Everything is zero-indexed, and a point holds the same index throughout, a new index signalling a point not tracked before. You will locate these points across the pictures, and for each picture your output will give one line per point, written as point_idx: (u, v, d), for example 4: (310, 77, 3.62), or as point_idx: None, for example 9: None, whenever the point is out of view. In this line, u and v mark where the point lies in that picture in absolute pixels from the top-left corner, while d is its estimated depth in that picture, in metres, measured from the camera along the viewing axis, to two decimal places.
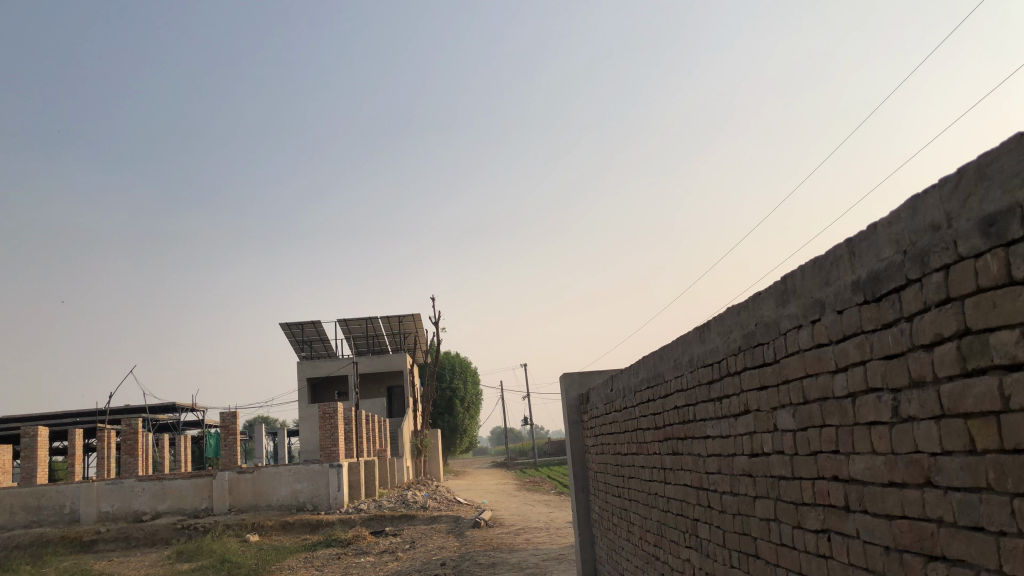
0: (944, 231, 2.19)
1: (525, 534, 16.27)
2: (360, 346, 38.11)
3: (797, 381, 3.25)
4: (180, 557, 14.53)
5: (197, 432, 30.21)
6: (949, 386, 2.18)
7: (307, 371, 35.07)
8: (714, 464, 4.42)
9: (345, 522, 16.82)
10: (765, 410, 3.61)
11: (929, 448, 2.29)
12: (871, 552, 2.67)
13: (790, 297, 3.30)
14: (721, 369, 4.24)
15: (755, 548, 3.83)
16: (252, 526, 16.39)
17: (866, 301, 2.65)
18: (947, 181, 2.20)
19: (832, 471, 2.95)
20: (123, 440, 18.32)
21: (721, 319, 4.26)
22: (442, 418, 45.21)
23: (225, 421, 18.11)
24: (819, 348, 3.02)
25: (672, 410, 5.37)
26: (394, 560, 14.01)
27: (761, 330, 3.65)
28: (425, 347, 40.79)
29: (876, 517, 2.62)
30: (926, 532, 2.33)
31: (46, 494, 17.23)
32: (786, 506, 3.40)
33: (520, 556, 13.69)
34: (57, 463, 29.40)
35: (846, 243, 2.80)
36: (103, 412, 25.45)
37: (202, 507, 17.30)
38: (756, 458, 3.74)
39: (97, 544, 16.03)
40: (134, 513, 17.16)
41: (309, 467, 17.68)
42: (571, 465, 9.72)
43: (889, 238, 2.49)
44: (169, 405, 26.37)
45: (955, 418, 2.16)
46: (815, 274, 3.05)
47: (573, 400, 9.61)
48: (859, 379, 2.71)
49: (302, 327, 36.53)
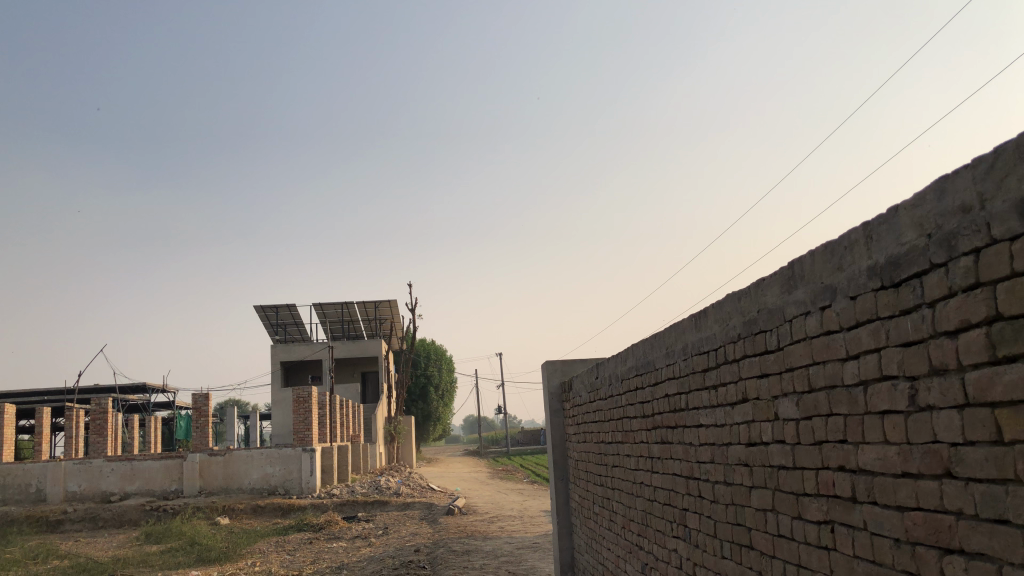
0: (976, 213, 2.13)
1: (499, 522, 16.23)
2: (335, 331, 37.90)
3: (802, 368, 3.18)
4: (148, 538, 14.33)
5: (168, 413, 29.94)
6: (975, 375, 2.11)
7: (282, 354, 34.81)
8: (707, 453, 4.35)
9: (317, 506, 16.63)
10: (765, 399, 3.54)
11: (950, 438, 2.22)
12: (879, 545, 2.60)
13: (799, 283, 3.22)
14: (717, 357, 4.19)
15: (749, 539, 3.76)
16: (222, 509, 16.14)
17: (884, 287, 2.57)
18: (982, 161, 2.13)
19: (839, 461, 2.88)
20: (93, 420, 18.04)
21: (718, 306, 4.19)
22: (415, 404, 45.03)
23: (196, 402, 17.53)
24: (828, 334, 2.95)
25: (662, 399, 5.29)
26: (367, 546, 13.89)
27: (764, 316, 3.57)
28: (400, 333, 40.68)
29: (886, 509, 2.55)
30: (943, 525, 2.26)
31: (13, 472, 17.08)
32: (785, 496, 3.34)
33: (494, 544, 13.59)
34: (24, 441, 29.03)
35: (863, 227, 2.72)
36: (71, 391, 25.16)
37: (171, 488, 17.09)
38: (754, 447, 3.68)
39: (63, 524, 15.77)
40: (102, 492, 16.95)
41: (282, 451, 17.47)
42: (552, 455, 9.65)
43: (912, 221, 2.42)
44: (139, 385, 26.13)
45: (981, 408, 2.09)
46: (826, 259, 2.99)
47: (554, 387, 9.52)
48: (871, 366, 2.64)
49: (277, 309, 36.34)
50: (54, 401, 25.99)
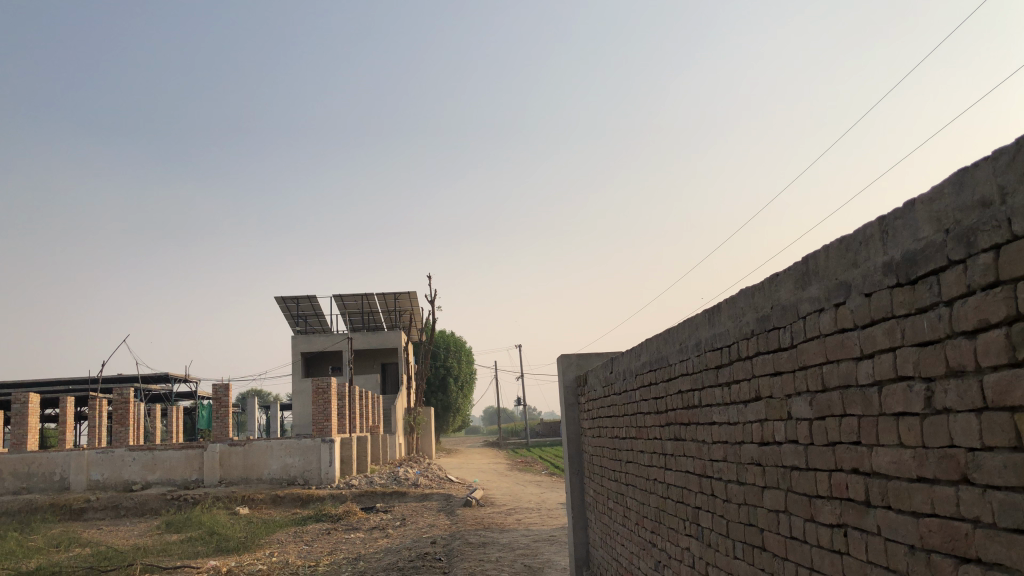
0: (996, 208, 2.03)
1: (516, 514, 16.21)
2: (355, 322, 38.02)
3: (816, 367, 3.08)
4: (169, 527, 14.43)
5: (189, 403, 30.18)
6: (994, 377, 2.01)
7: (302, 345, 34.97)
8: (720, 451, 4.27)
9: (335, 497, 16.66)
10: (779, 397, 3.45)
11: (967, 443, 2.12)
12: (893, 552, 2.51)
13: (813, 278, 3.12)
14: (730, 354, 4.09)
15: (762, 540, 3.68)
16: (242, 499, 16.22)
17: (899, 284, 2.47)
18: (1003, 154, 2.03)
19: (852, 464, 2.79)
20: (115, 409, 18.19)
21: (731, 302, 4.10)
22: (434, 396, 45.14)
23: (217, 392, 17.80)
24: (843, 333, 2.86)
25: (676, 395, 5.20)
26: (384, 537, 13.88)
27: (777, 312, 3.48)
28: (420, 325, 40.77)
29: (901, 514, 2.46)
30: (959, 532, 2.17)
31: (37, 461, 17.27)
32: (798, 497, 3.25)
33: (511, 536, 13.54)
34: (51, 430, 29.48)
35: (878, 223, 2.62)
36: (94, 381, 25.38)
37: (192, 478, 17.22)
38: (767, 446, 3.58)
39: (86, 512, 15.91)
40: (124, 482, 17.12)
41: (301, 441, 17.52)
42: (566, 449, 9.58)
43: (929, 216, 2.33)
44: (161, 375, 26.33)
45: (1000, 412, 1.99)
46: (841, 255, 2.89)
47: (569, 381, 9.45)
48: (886, 366, 2.55)
49: (297, 301, 36.41)
50: (78, 390, 26.25)
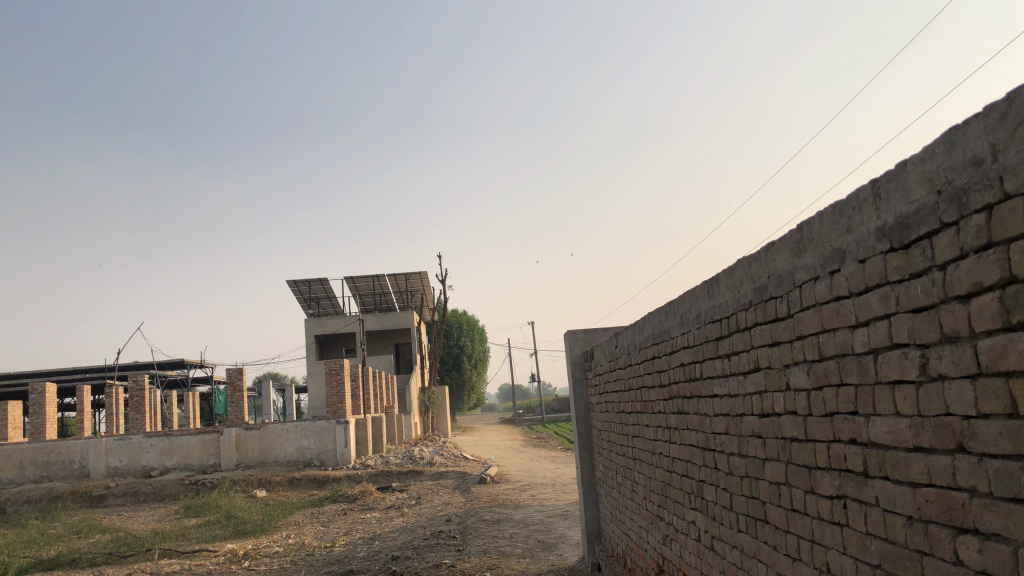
0: (988, 166, 1.95)
1: (530, 491, 16.21)
2: (367, 304, 38.07)
3: (812, 336, 3.02)
4: (187, 512, 14.52)
5: (206, 388, 30.38)
6: (988, 342, 1.95)
7: (315, 328, 35.08)
8: (721, 424, 4.22)
9: (351, 478, 16.74)
10: (777, 367, 3.39)
11: (963, 411, 2.06)
12: (892, 522, 2.45)
13: (808, 246, 3.04)
14: (729, 326, 4.03)
15: (765, 513, 3.63)
16: (258, 483, 16.29)
17: (892, 249, 2.40)
18: (994, 109, 1.95)
19: (849, 434, 2.73)
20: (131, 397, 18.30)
21: (730, 273, 4.02)
22: (449, 375, 45.31)
23: (230, 376, 17.92)
24: (838, 301, 2.79)
25: (677, 367, 5.14)
26: (400, 516, 13.93)
27: (774, 282, 3.41)
28: (432, 304, 40.81)
29: (898, 485, 2.41)
30: (956, 502, 2.11)
31: (56, 449, 17.42)
32: (798, 469, 3.20)
33: (526, 512, 13.58)
34: (70, 419, 29.83)
35: (870, 185, 2.55)
36: (110, 369, 25.55)
37: (209, 463, 17.36)
38: (767, 418, 3.53)
39: (106, 499, 16.06)
40: (142, 468, 17.29)
41: (316, 423, 17.56)
42: (576, 425, 9.55)
43: (921, 177, 2.25)
44: (176, 361, 26.51)
45: (994, 377, 1.93)
46: (835, 221, 2.81)
47: (577, 357, 9.37)
48: (882, 334, 2.48)
49: (310, 284, 36.51)
50: (94, 378, 26.44)
